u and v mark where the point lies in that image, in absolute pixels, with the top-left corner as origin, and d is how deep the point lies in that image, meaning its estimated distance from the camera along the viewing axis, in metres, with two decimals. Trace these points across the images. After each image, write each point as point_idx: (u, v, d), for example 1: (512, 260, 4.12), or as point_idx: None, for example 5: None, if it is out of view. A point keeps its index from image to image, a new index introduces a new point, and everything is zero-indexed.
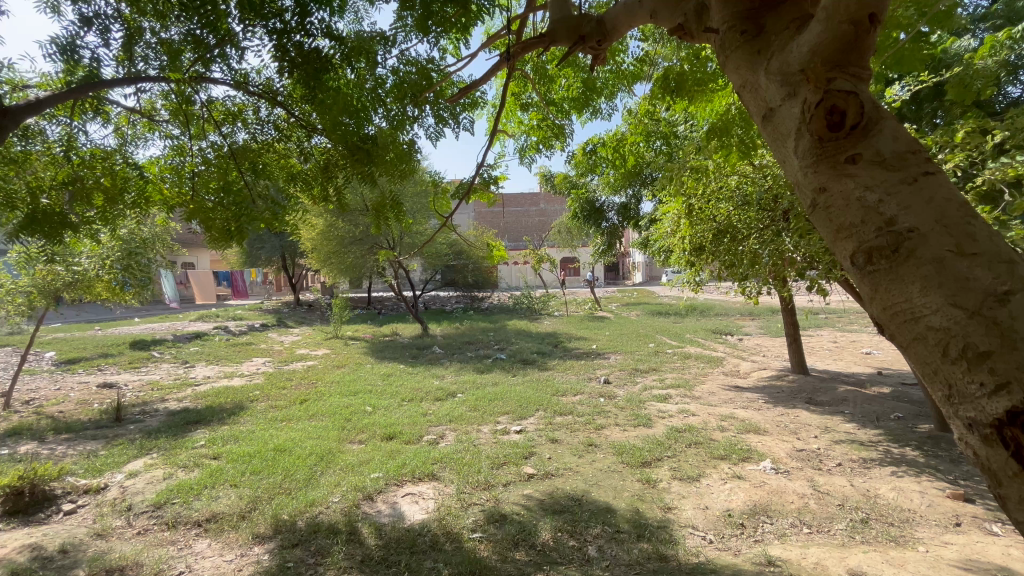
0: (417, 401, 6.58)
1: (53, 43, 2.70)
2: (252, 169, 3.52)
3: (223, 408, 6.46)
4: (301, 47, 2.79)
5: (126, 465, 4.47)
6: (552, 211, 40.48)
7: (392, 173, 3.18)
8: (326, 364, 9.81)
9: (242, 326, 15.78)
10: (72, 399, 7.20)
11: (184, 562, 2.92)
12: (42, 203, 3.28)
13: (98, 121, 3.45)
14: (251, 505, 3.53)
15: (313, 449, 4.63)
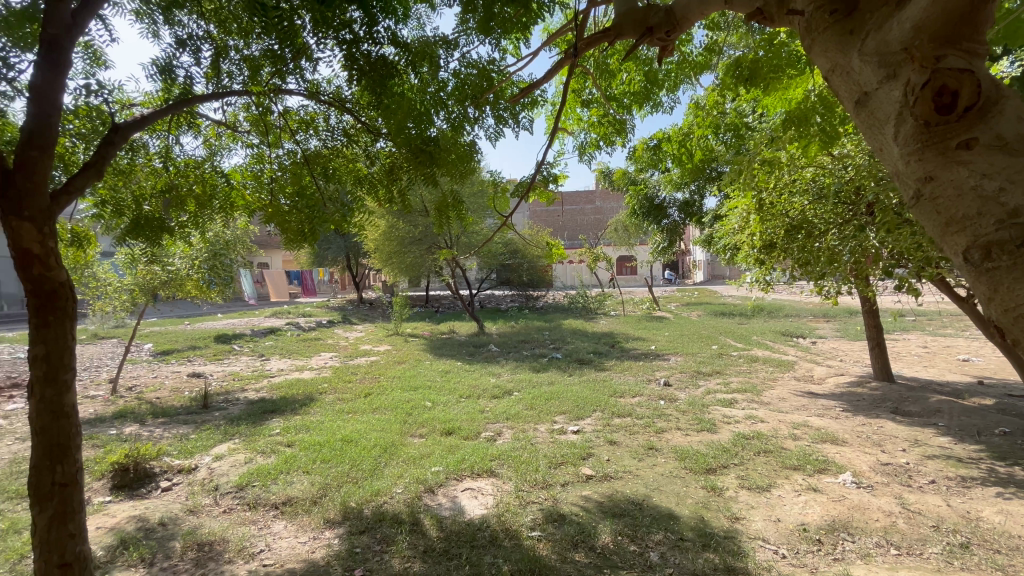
0: (474, 398, 6.70)
1: (154, 65, 3.03)
2: (324, 173, 3.75)
3: (295, 399, 6.90)
4: (369, 55, 2.90)
5: (213, 449, 4.88)
6: (607, 209, 39.90)
7: (454, 173, 3.27)
8: (387, 359, 10.21)
9: (311, 322, 16.77)
10: (167, 387, 7.97)
11: (264, 541, 3.14)
12: (145, 209, 3.68)
13: (190, 134, 3.77)
14: (321, 491, 3.74)
15: (377, 441, 4.83)
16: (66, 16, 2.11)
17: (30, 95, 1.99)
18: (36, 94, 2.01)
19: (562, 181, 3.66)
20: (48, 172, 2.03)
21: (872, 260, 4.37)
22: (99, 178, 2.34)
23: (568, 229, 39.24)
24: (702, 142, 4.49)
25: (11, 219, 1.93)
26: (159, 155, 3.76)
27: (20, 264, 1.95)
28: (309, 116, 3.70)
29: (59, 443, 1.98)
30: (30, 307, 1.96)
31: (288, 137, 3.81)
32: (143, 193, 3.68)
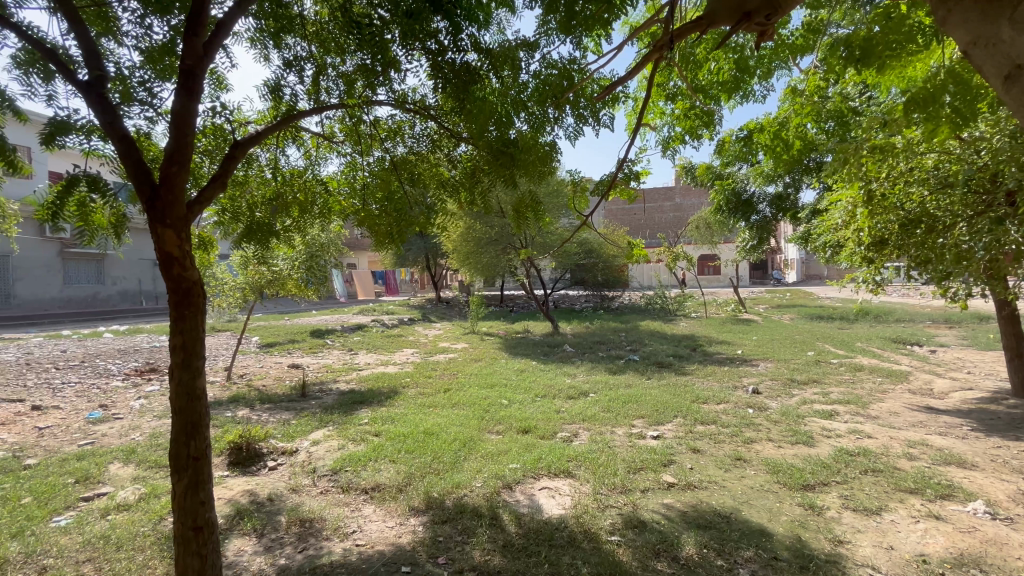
0: (550, 397, 6.71)
1: (266, 85, 3.39)
2: (410, 179, 3.92)
3: (381, 391, 7.34)
4: (453, 63, 3.04)
5: (311, 434, 5.33)
6: (688, 206, 38.21)
7: (533, 174, 3.28)
8: (465, 357, 10.51)
9: (394, 320, 17.73)
10: (271, 376, 8.83)
11: (356, 522, 3.38)
12: (255, 216, 4.05)
13: (293, 146, 4.14)
14: (407, 480, 3.94)
15: (457, 435, 5.01)
16: (199, 49, 2.41)
17: (171, 119, 2.29)
18: (176, 119, 2.31)
19: (644, 178, 3.57)
20: (185, 185, 2.32)
21: (1011, 257, 3.78)
22: (223, 189, 2.63)
23: (645, 228, 38.00)
24: (799, 130, 4.16)
25: (157, 227, 2.24)
26: (268, 166, 4.17)
27: (163, 265, 2.26)
28: (397, 125, 3.91)
29: (192, 421, 2.26)
30: (171, 302, 2.27)
31: (377, 145, 4.05)
32: (255, 201, 4.10)
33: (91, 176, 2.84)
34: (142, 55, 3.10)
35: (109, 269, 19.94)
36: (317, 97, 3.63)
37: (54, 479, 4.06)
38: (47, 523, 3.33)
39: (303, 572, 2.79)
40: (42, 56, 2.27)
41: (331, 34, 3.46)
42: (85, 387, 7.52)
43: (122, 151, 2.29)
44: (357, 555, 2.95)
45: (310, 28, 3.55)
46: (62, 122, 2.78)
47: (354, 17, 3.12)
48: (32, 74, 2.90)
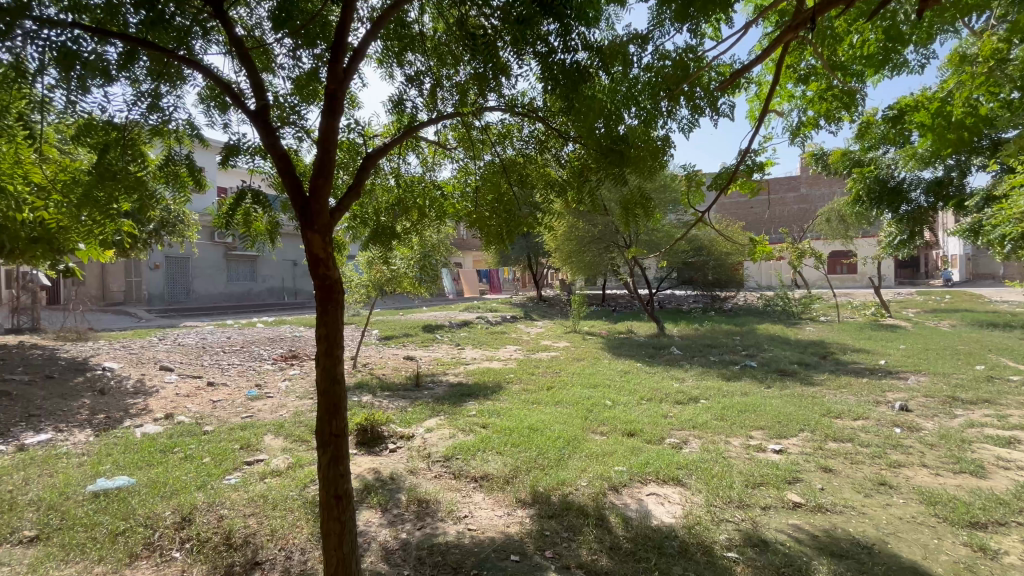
0: (657, 401, 6.48)
1: (390, 101, 3.73)
2: (518, 180, 4.03)
3: (487, 385, 7.65)
4: (563, 64, 3.06)
5: (425, 422, 5.73)
6: (817, 196, 34.22)
7: (642, 171, 3.18)
8: (566, 355, 10.51)
9: (498, 317, 18.34)
10: (390, 366, 9.64)
11: (468, 507, 3.58)
12: (381, 220, 4.48)
13: (413, 155, 4.48)
14: (513, 472, 4.07)
15: (561, 433, 5.05)
16: (339, 74, 2.72)
17: (317, 139, 2.61)
18: (322, 138, 2.63)
19: (768, 168, 3.30)
20: (329, 196, 2.64)
21: None
22: (358, 198, 2.93)
23: (763, 223, 34.76)
24: (971, 104, 3.52)
25: (307, 232, 2.57)
26: (391, 174, 4.55)
27: (312, 265, 2.59)
28: (507, 129, 4.04)
29: (334, 403, 2.55)
30: (318, 297, 2.59)
31: (488, 149, 4.22)
32: (381, 207, 4.50)
33: (254, 191, 3.33)
34: (293, 82, 3.57)
35: (261, 268, 23.23)
36: (434, 107, 3.88)
37: (225, 444, 4.86)
38: (221, 480, 4.00)
39: (422, 548, 3.03)
40: (222, 92, 2.72)
41: (448, 48, 3.68)
42: (245, 369, 8.88)
43: (279, 168, 2.65)
44: (470, 539, 3.13)
45: (428, 44, 3.81)
46: (233, 145, 3.30)
47: (469, 29, 3.28)
48: (213, 108, 3.48)
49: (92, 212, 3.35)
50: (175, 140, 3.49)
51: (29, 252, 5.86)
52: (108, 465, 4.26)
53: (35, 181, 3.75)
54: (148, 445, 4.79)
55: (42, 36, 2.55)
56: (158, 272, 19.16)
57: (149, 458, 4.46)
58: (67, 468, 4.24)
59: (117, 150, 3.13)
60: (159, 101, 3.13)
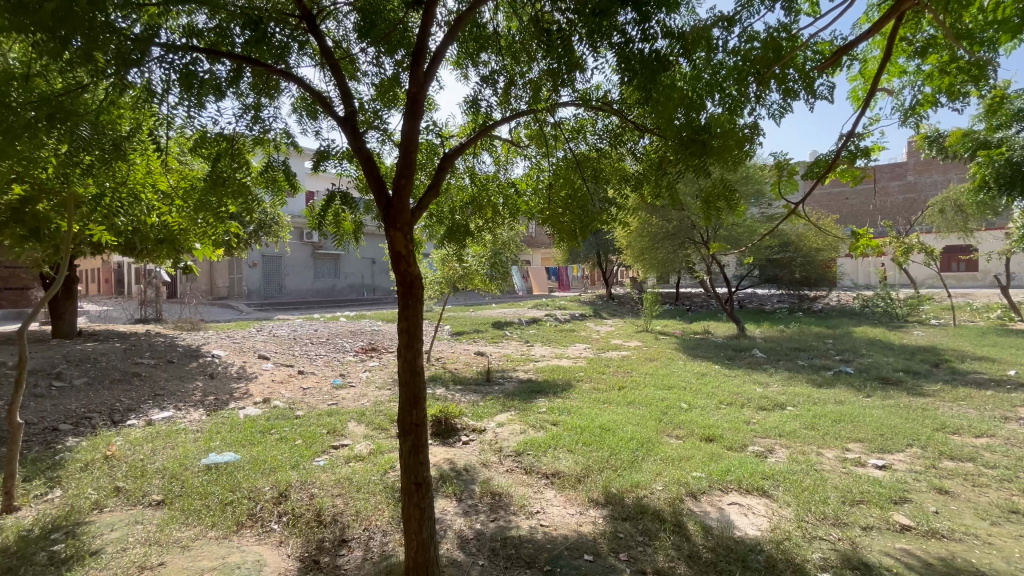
0: (737, 406, 6.12)
1: (466, 102, 3.82)
2: (592, 176, 3.98)
3: (557, 383, 7.63)
4: (641, 52, 2.96)
5: (496, 416, 5.83)
6: (928, 184, 30.53)
7: (727, 163, 2.99)
8: (638, 355, 10.21)
9: (566, 315, 18.25)
10: (462, 361, 9.91)
11: (539, 503, 3.59)
12: (456, 218, 4.60)
13: (487, 154, 4.56)
14: (585, 471, 4.02)
15: (634, 434, 4.92)
16: (420, 78, 2.83)
17: (401, 142, 2.72)
18: (405, 140, 2.74)
19: (873, 154, 2.99)
20: (410, 195, 2.74)
21: None
22: (437, 196, 3.01)
23: (861, 215, 31.56)
24: None
25: (391, 230, 2.70)
26: (466, 174, 4.66)
27: (394, 262, 2.71)
28: (580, 124, 4.01)
29: (414, 394, 2.65)
30: (400, 292, 2.70)
31: (561, 145, 4.20)
32: (456, 206, 4.62)
33: (342, 192, 3.56)
34: (376, 88, 3.76)
35: (343, 266, 24.79)
36: (508, 105, 3.92)
37: (314, 429, 5.25)
38: (311, 461, 4.33)
39: (495, 540, 3.08)
40: (315, 100, 2.92)
41: (521, 45, 3.69)
42: (330, 359, 9.55)
43: (365, 170, 2.79)
44: (543, 534, 3.14)
45: (502, 43, 3.85)
46: (324, 151, 3.56)
47: (543, 25, 3.28)
48: (305, 116, 3.76)
49: (206, 215, 3.75)
50: (274, 148, 3.82)
51: (156, 251, 6.69)
52: (218, 442, 4.77)
53: (161, 189, 4.27)
54: (249, 426, 5.30)
55: (168, 60, 2.89)
56: (256, 269, 21.21)
57: (251, 437, 4.93)
58: (185, 442, 4.80)
59: (226, 159, 3.48)
60: (260, 113, 3.44)
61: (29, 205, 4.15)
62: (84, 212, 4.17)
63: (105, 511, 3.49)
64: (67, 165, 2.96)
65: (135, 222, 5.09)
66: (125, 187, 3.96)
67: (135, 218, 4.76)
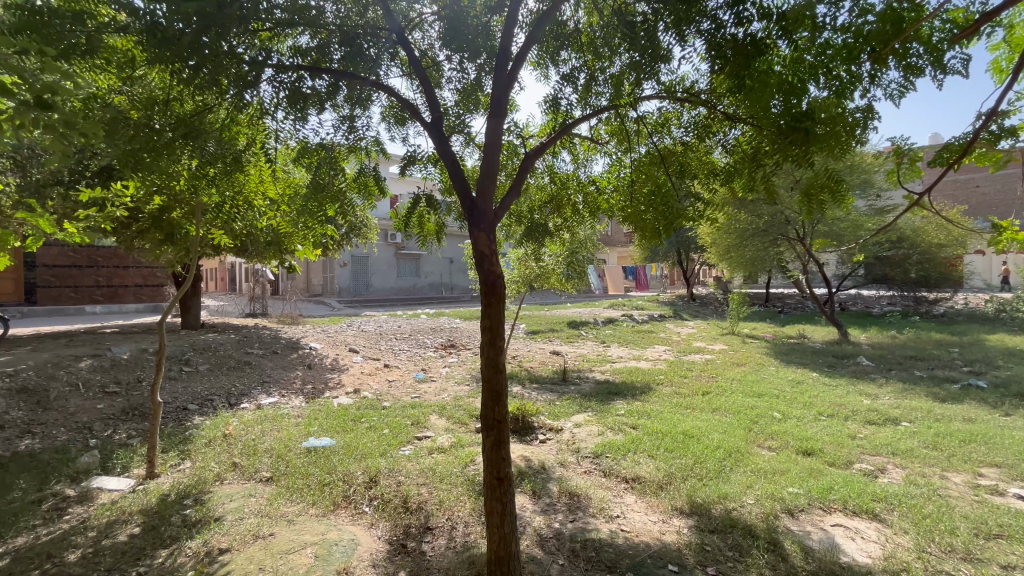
0: (840, 418, 5.57)
1: (547, 101, 3.82)
2: (678, 171, 3.81)
3: (635, 385, 7.41)
4: (734, 37, 2.79)
5: (573, 416, 5.77)
6: None
7: (833, 153, 2.72)
8: (724, 359, 9.63)
9: (645, 315, 17.67)
10: (537, 360, 9.94)
11: (619, 508, 3.51)
12: (535, 217, 4.62)
13: (566, 152, 4.53)
14: (668, 478, 3.87)
15: (721, 443, 4.64)
16: (504, 81, 2.88)
17: (485, 145, 2.79)
18: (488, 142, 2.80)
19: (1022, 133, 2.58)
20: (493, 196, 2.80)
21: None
22: (518, 196, 3.04)
23: (996, 205, 27.34)
24: None
25: (474, 230, 2.77)
26: (545, 173, 4.66)
27: (477, 262, 2.77)
28: (664, 117, 3.86)
29: (495, 391, 2.70)
30: (482, 291, 2.77)
31: (643, 141, 4.07)
32: (535, 205, 4.64)
33: (427, 195, 3.72)
34: (458, 93, 3.87)
35: (424, 265, 25.88)
36: (588, 102, 3.88)
37: (399, 420, 5.53)
38: (397, 450, 4.57)
39: (575, 541, 3.06)
40: (404, 108, 3.08)
41: (602, 39, 3.63)
42: (413, 355, 10.03)
43: (450, 173, 2.89)
44: (624, 540, 3.06)
45: (582, 40, 3.82)
46: (411, 155, 3.74)
47: (626, 18, 3.19)
48: (394, 124, 3.97)
49: (307, 219, 4.08)
50: (366, 155, 4.07)
51: (264, 252, 7.41)
52: (316, 428, 5.20)
53: (270, 196, 4.71)
54: (343, 414, 5.72)
55: (279, 79, 3.19)
56: (345, 269, 22.82)
57: (344, 425, 5.31)
58: (289, 426, 5.28)
59: (326, 167, 3.77)
60: (354, 123, 3.68)
61: (167, 213, 4.76)
62: (208, 219, 4.72)
63: (225, 483, 3.94)
64: (196, 177, 3.36)
65: (249, 227, 5.67)
66: (241, 195, 4.43)
67: (249, 223, 5.31)
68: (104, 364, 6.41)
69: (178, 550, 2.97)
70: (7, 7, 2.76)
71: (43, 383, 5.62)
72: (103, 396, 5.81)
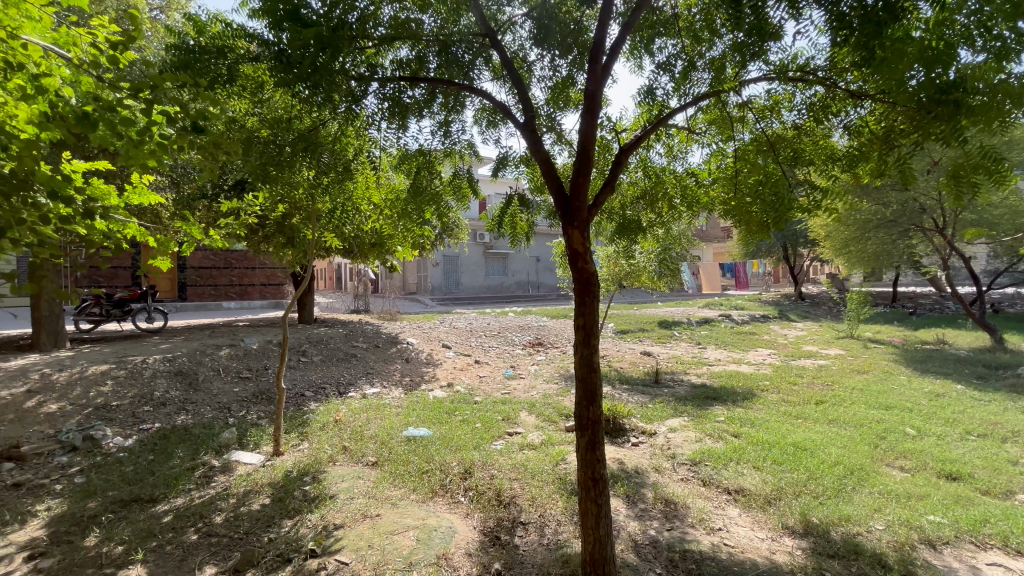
0: (995, 439, 4.76)
1: (641, 92, 3.67)
2: (790, 158, 3.47)
3: (736, 390, 6.91)
4: (862, 4, 2.47)
5: (667, 421, 5.52)
6: None
7: (990, 127, 2.31)
8: (842, 366, 8.65)
9: (745, 316, 16.39)
10: (627, 360, 9.66)
11: (722, 520, 3.29)
12: (627, 214, 4.47)
13: (660, 144, 4.33)
14: (777, 493, 3.56)
15: (840, 458, 4.17)
16: (597, 76, 2.84)
17: (578, 143, 2.75)
18: (582, 139, 2.76)
19: None
20: (587, 193, 2.76)
21: None
22: (613, 192, 2.97)
23: None
24: None
25: (568, 228, 2.75)
26: (639, 168, 4.50)
27: (571, 259, 2.75)
28: (774, 100, 3.56)
29: (590, 391, 2.67)
30: (576, 289, 2.75)
31: (747, 127, 3.78)
32: (627, 201, 4.50)
33: (519, 194, 3.77)
34: (549, 91, 3.86)
35: (511, 264, 26.34)
36: (685, 90, 3.69)
37: (490, 415, 5.67)
38: (490, 444, 4.70)
39: (674, 551, 2.93)
40: (498, 109, 3.14)
41: (703, 22, 3.42)
42: (502, 352, 10.25)
43: (542, 170, 2.89)
44: (728, 555, 2.87)
45: (680, 25, 3.63)
46: (503, 156, 3.81)
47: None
48: (486, 126, 4.07)
49: (407, 222, 4.33)
50: (459, 158, 4.21)
51: (367, 253, 7.99)
52: (414, 418, 5.51)
53: (374, 201, 5.05)
54: (438, 406, 6.01)
55: (383, 91, 3.42)
56: (438, 269, 23.94)
57: (439, 417, 5.58)
58: (390, 416, 5.66)
59: (423, 171, 3.96)
60: (450, 127, 3.83)
61: (288, 219, 5.32)
62: (322, 223, 5.20)
63: (337, 464, 4.32)
64: (313, 187, 3.70)
65: (356, 229, 6.16)
66: (350, 201, 4.81)
67: (355, 227, 5.75)
68: (239, 353, 7.34)
69: (301, 521, 3.32)
70: (166, 48, 3.24)
71: (193, 367, 6.58)
72: (238, 381, 6.67)
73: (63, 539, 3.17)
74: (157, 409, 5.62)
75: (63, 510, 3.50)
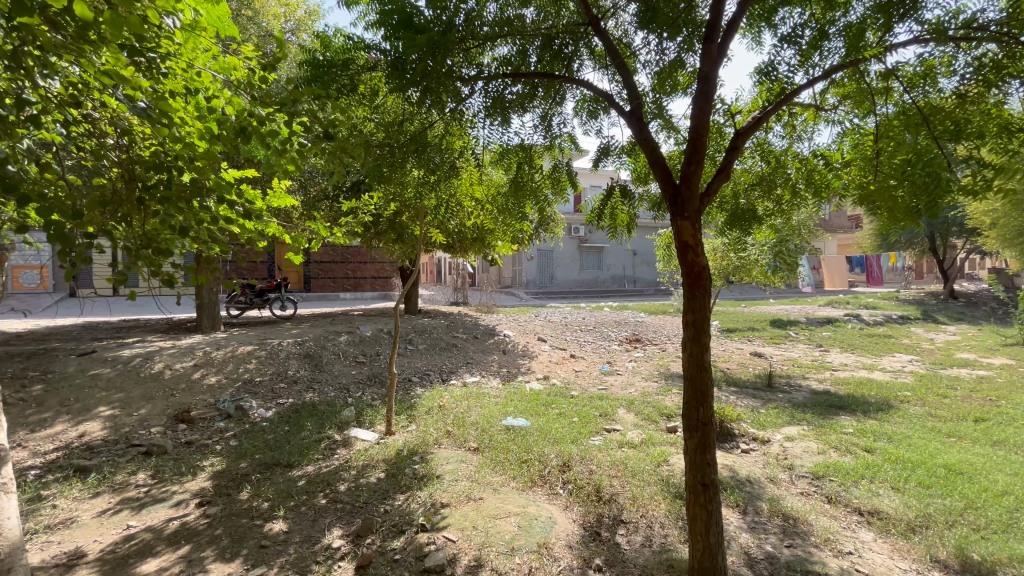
0: None
1: (759, 69, 3.35)
2: (949, 131, 2.94)
3: (868, 399, 6.11)
4: None
5: (784, 428, 5.05)
6: None
7: None
8: (1011, 378, 7.24)
9: (879, 316, 14.39)
10: (735, 361, 8.99)
11: (852, 543, 2.94)
12: (741, 203, 4.12)
13: (781, 125, 3.92)
14: (923, 520, 3.10)
15: (1010, 487, 3.51)
16: (712, 55, 2.66)
17: (690, 129, 2.58)
18: (694, 124, 2.60)
19: None
20: (699, 181, 2.60)
21: None
22: (728, 178, 2.77)
23: None
24: None
25: (677, 219, 2.61)
26: (755, 152, 4.12)
27: (680, 252, 2.62)
28: (928, 65, 3.04)
29: (700, 390, 2.52)
30: (685, 282, 2.60)
31: (892, 99, 3.27)
32: (740, 189, 4.15)
33: (622, 185, 3.66)
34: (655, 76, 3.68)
35: (607, 257, 25.81)
36: (814, 63, 3.29)
37: (588, 410, 5.62)
38: (587, 439, 4.67)
39: (794, 570, 2.69)
40: (602, 99, 3.06)
41: None
42: (598, 347, 10.09)
43: (648, 159, 2.78)
44: None
45: None
46: (605, 146, 3.72)
47: None
48: (588, 117, 4.00)
49: (509, 217, 4.42)
50: (559, 151, 4.19)
51: (467, 247, 8.28)
52: (513, 408, 5.65)
53: (475, 198, 5.21)
54: (535, 398, 6.09)
55: (487, 88, 3.51)
56: (533, 263, 24.24)
57: (537, 408, 5.65)
58: (489, 404, 5.85)
59: (523, 165, 4.02)
60: (551, 121, 3.82)
61: (399, 216, 5.70)
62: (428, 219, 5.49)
63: (441, 447, 4.58)
64: (422, 185, 3.93)
65: (459, 225, 6.41)
66: (454, 197, 5.02)
67: (458, 222, 5.98)
68: (356, 339, 8.06)
69: (412, 496, 3.57)
70: (300, 64, 3.62)
71: (319, 350, 7.37)
72: (356, 364, 7.34)
73: (223, 491, 3.74)
74: (290, 386, 6.38)
75: (222, 467, 4.13)
